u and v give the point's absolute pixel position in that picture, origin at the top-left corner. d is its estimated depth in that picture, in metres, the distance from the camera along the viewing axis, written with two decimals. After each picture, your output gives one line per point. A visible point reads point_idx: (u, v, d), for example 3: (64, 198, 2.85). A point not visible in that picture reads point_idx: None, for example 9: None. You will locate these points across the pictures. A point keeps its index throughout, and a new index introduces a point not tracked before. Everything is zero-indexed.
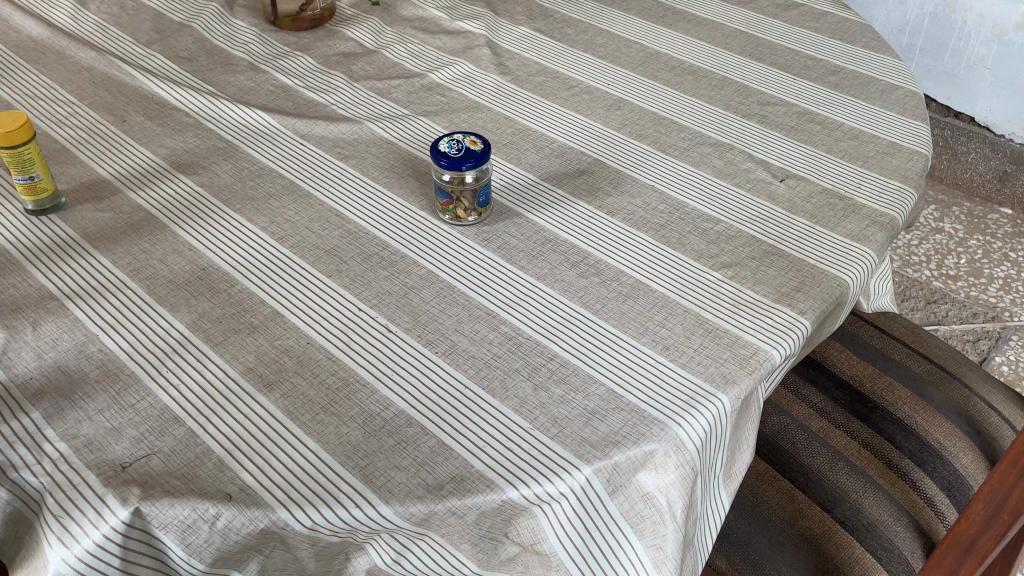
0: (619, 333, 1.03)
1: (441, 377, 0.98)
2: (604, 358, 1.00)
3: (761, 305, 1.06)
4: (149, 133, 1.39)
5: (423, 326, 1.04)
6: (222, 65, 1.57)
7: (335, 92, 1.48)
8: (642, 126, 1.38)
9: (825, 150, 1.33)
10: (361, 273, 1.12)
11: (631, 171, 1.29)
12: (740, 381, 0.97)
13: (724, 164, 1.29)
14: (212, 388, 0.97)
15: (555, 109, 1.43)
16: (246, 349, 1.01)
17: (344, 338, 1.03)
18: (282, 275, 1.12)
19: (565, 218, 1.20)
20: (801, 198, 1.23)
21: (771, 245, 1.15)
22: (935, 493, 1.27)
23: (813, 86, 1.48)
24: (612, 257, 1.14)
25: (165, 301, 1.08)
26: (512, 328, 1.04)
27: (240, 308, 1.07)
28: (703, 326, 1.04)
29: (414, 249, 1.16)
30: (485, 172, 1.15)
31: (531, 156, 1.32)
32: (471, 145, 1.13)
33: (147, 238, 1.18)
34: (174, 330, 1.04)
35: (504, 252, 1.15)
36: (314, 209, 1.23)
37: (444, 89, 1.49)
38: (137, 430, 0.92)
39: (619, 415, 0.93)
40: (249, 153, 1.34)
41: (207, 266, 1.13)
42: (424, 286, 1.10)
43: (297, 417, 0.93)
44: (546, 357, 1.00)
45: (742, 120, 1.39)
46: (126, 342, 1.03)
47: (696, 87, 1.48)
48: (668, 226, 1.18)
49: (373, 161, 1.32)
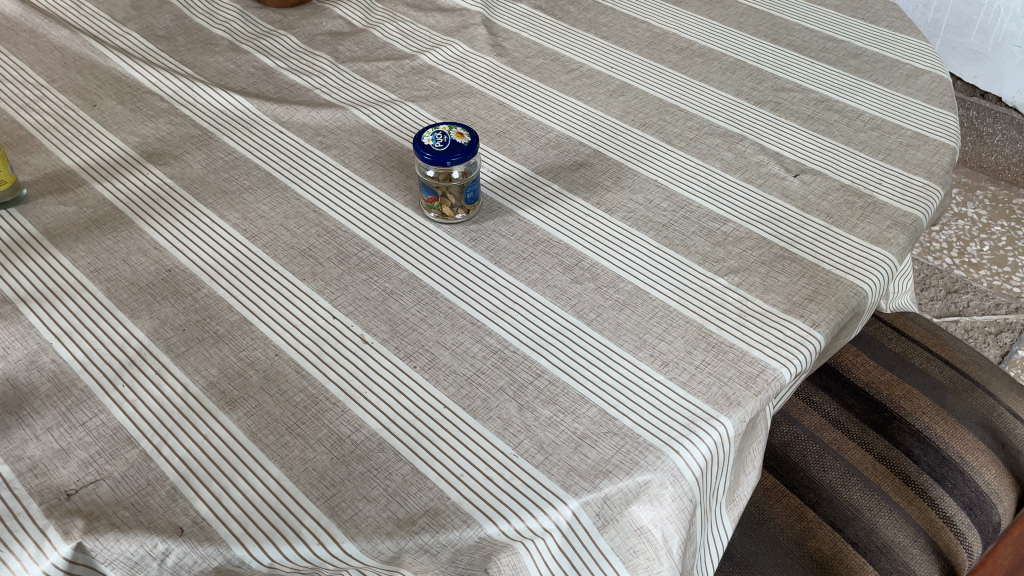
0: (614, 347, 0.94)
1: (418, 394, 0.90)
2: (597, 374, 0.91)
3: (770, 316, 0.97)
4: (120, 119, 1.31)
5: (401, 336, 0.96)
6: (202, 45, 1.48)
7: (320, 75, 1.39)
8: (646, 113, 1.29)
9: (844, 142, 1.23)
10: (337, 276, 1.04)
11: (632, 164, 1.19)
12: (745, 403, 0.88)
13: (733, 157, 1.20)
14: (171, 405, 0.90)
15: (552, 94, 1.33)
16: (210, 362, 0.94)
17: (316, 350, 0.95)
18: (252, 277, 1.04)
19: (559, 217, 1.11)
20: (817, 195, 1.14)
21: (783, 248, 1.06)
22: (955, 512, 1.18)
23: (831, 71, 1.37)
24: (609, 260, 1.05)
25: (125, 305, 1.01)
26: (498, 339, 0.95)
27: (206, 315, 0.99)
28: (705, 339, 0.95)
29: (396, 250, 1.07)
30: (474, 167, 1.06)
31: (525, 147, 1.23)
32: (458, 139, 1.05)
33: (111, 234, 1.10)
34: (134, 339, 0.97)
35: (492, 254, 1.06)
36: (291, 205, 1.14)
37: (436, 72, 1.39)
38: (87, 453, 0.85)
39: (611, 440, 0.85)
40: (224, 141, 1.26)
41: (174, 267, 1.05)
42: (405, 291, 1.02)
43: (259, 440, 0.86)
44: (534, 373, 0.91)
45: (754, 108, 1.29)
46: (81, 352, 0.95)
47: (705, 72, 1.38)
48: (671, 226, 1.09)
49: (356, 151, 1.23)
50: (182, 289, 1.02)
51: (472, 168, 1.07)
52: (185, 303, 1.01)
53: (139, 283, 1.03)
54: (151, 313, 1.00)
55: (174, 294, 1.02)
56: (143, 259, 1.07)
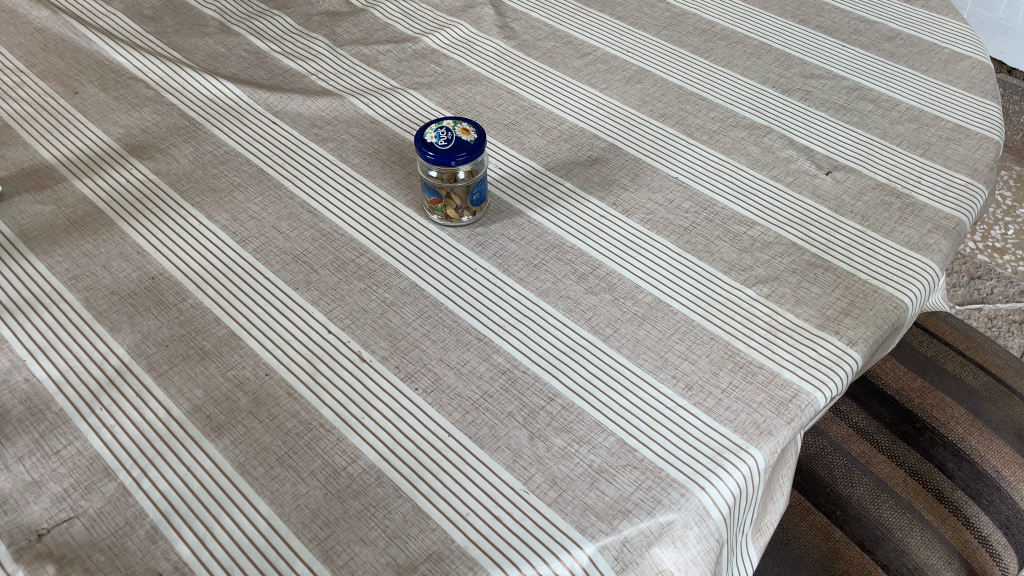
0: (633, 367, 0.87)
1: (420, 421, 0.83)
2: (614, 399, 0.84)
3: (802, 333, 0.90)
4: (103, 108, 1.22)
5: (402, 354, 0.89)
6: (191, 26, 1.39)
7: (316, 60, 1.30)
8: (665, 103, 1.20)
9: (879, 135, 1.14)
10: (333, 285, 0.96)
11: (651, 160, 1.11)
12: (777, 432, 0.81)
13: (760, 152, 1.11)
14: (152, 431, 0.83)
15: (564, 82, 1.24)
16: (195, 382, 0.87)
17: (309, 369, 0.88)
18: (241, 286, 0.97)
19: (572, 220, 1.03)
20: (851, 195, 1.05)
21: (814, 255, 0.98)
22: (991, 531, 1.12)
23: (865, 56, 1.28)
24: (627, 269, 0.97)
25: (105, 317, 0.93)
26: (507, 357, 0.88)
27: (192, 329, 0.92)
28: (732, 358, 0.87)
29: (397, 256, 1.00)
30: (480, 166, 0.98)
31: (536, 141, 1.14)
32: (464, 136, 0.96)
33: (91, 237, 1.03)
34: (113, 355, 0.90)
35: (501, 261, 0.99)
36: (284, 204, 1.06)
37: (440, 57, 1.30)
38: (60, 486, 0.78)
39: (630, 474, 0.78)
40: (213, 133, 1.17)
41: (157, 274, 0.98)
42: (406, 303, 0.94)
43: (247, 472, 0.79)
44: (546, 397, 0.84)
45: (782, 97, 1.20)
46: (56, 370, 0.88)
47: (728, 56, 1.28)
48: (693, 230, 1.01)
49: (354, 144, 1.15)
50: (167, 300, 0.95)
51: (479, 167, 0.99)
52: (170, 315, 0.93)
53: (120, 293, 0.96)
54: (133, 325, 0.92)
55: (157, 305, 0.94)
56: (124, 265, 0.99)
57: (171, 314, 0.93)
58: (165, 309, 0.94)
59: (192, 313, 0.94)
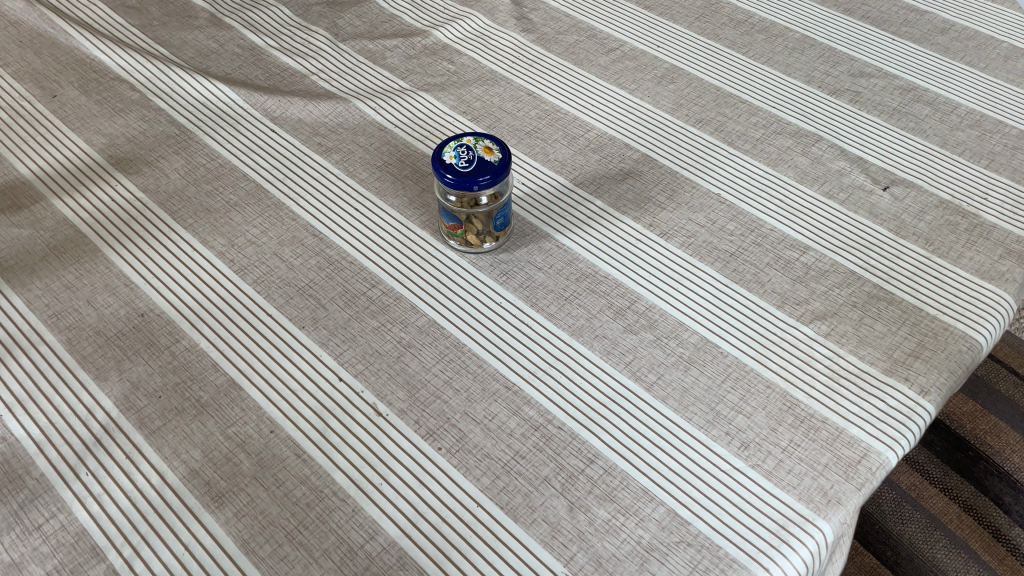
0: (682, 421, 0.78)
1: (446, 488, 0.74)
2: (662, 460, 0.75)
3: (868, 380, 0.81)
4: (83, 113, 1.11)
5: (422, 406, 0.80)
6: (179, 18, 1.27)
7: (317, 57, 1.19)
8: (702, 107, 1.09)
9: (938, 143, 1.04)
10: (343, 324, 0.86)
11: (690, 173, 1.01)
12: (847, 500, 0.72)
13: (809, 164, 1.01)
14: (146, 501, 0.74)
15: (590, 82, 1.13)
16: (191, 441, 0.77)
17: (319, 425, 0.78)
18: (241, 325, 0.87)
19: (606, 244, 0.93)
20: (912, 214, 0.96)
21: (876, 286, 0.88)
22: None
23: (917, 50, 1.17)
24: (669, 302, 0.87)
25: (91, 363, 0.84)
26: (540, 410, 0.79)
27: (188, 376, 0.82)
28: (791, 411, 0.78)
29: (413, 288, 0.90)
30: (505, 190, 0.88)
31: (561, 152, 1.04)
32: (486, 157, 0.86)
33: (73, 267, 0.93)
34: (100, 408, 0.80)
35: (528, 294, 0.89)
36: (286, 227, 0.96)
37: (452, 53, 1.19)
38: (42, 570, 0.69)
39: (685, 553, 0.69)
40: (207, 143, 1.07)
41: (148, 311, 0.88)
42: (425, 344, 0.85)
43: (253, 552, 0.70)
44: (586, 458, 0.75)
45: (830, 100, 1.10)
46: (36, 427, 0.79)
47: (768, 51, 1.18)
48: (740, 256, 0.91)
49: (361, 155, 1.05)
50: (159, 341, 0.85)
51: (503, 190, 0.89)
52: (163, 359, 0.84)
53: (107, 333, 0.86)
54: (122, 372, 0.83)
55: (149, 348, 0.85)
56: (111, 300, 0.89)
57: (164, 358, 0.84)
58: (157, 353, 0.84)
59: (188, 356, 0.84)
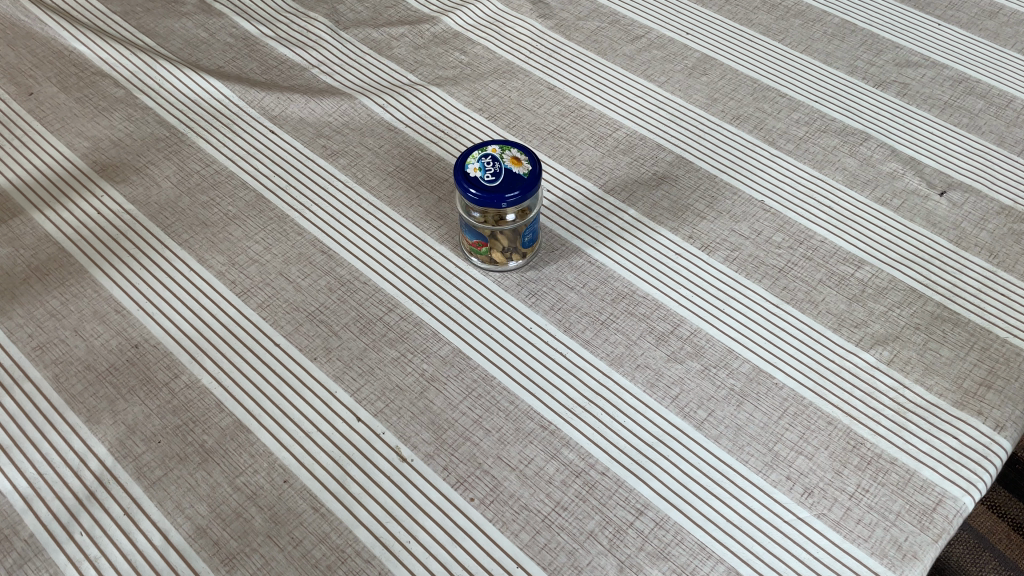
0: (738, 465, 0.71)
1: (481, 546, 0.66)
2: (718, 510, 0.68)
3: (937, 414, 0.74)
4: (63, 113, 1.01)
5: (450, 449, 0.72)
6: (165, 3, 1.17)
7: (317, 47, 1.10)
8: (738, 101, 1.01)
9: (994, 142, 0.96)
10: (359, 354, 0.79)
11: (729, 178, 0.93)
12: (923, 554, 0.65)
13: (857, 166, 0.94)
14: (148, 565, 0.66)
15: (615, 75, 1.05)
16: (196, 494, 0.70)
17: (337, 472, 0.71)
18: (246, 356, 0.79)
19: (643, 260, 0.86)
20: (971, 223, 0.88)
21: (938, 307, 0.81)
22: None
23: (965, 37, 1.09)
24: (715, 326, 0.80)
25: (83, 403, 0.76)
26: (581, 453, 0.72)
27: (189, 417, 0.75)
28: (856, 451, 0.71)
29: (434, 312, 0.82)
30: (535, 205, 0.80)
31: (588, 154, 0.96)
32: (513, 169, 0.78)
33: (58, 291, 0.84)
34: (92, 456, 0.72)
35: (561, 317, 0.81)
36: (291, 243, 0.88)
37: (464, 42, 1.10)
38: None
39: None
40: (201, 147, 0.98)
41: (142, 342, 0.80)
42: (450, 376, 0.77)
43: None
44: (634, 509, 0.68)
45: (875, 93, 1.02)
46: (22, 479, 0.71)
47: (806, 38, 1.09)
48: (789, 272, 0.84)
49: (370, 159, 0.96)
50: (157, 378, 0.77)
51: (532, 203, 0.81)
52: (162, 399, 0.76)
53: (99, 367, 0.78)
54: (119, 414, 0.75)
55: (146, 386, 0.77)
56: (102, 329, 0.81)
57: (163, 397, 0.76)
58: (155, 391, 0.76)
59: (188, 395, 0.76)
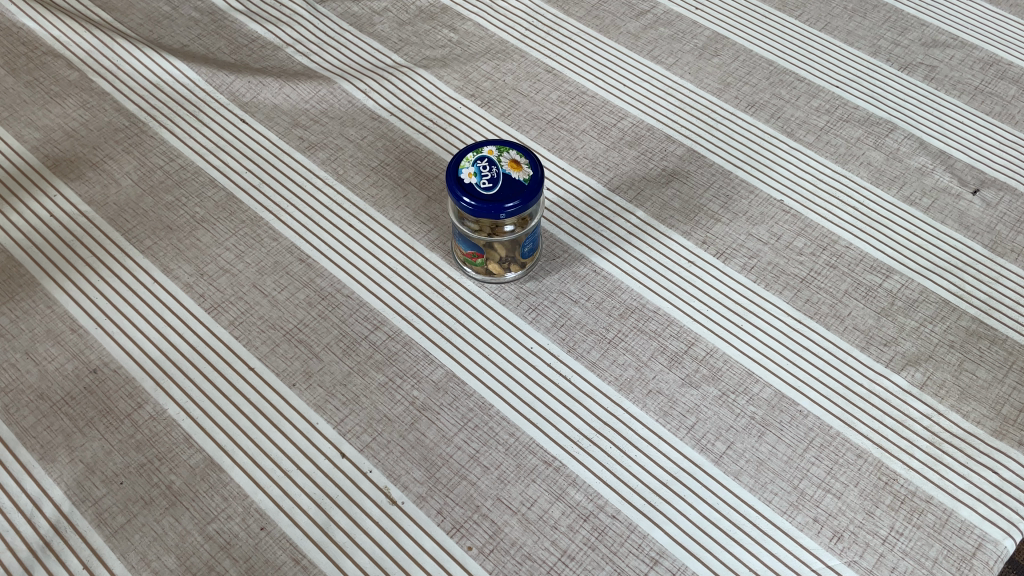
0: (761, 506, 0.64)
1: None
2: (740, 558, 0.62)
3: (976, 445, 0.68)
4: (10, 99, 0.92)
5: (445, 489, 0.65)
6: None
7: (292, 23, 1.00)
8: (753, 86, 0.93)
9: None
10: (342, 379, 0.71)
11: (746, 174, 0.85)
12: None
13: (883, 161, 0.86)
14: None
15: (619, 56, 0.96)
16: (163, 545, 0.63)
17: (320, 518, 0.64)
18: (217, 382, 0.71)
19: (653, 268, 0.79)
20: (1007, 225, 0.82)
21: (973, 321, 0.75)
22: None
23: (994, 13, 1.01)
24: (733, 345, 0.74)
25: (35, 439, 0.68)
26: (589, 493, 0.65)
27: (155, 454, 0.67)
28: (889, 489, 0.65)
29: (425, 329, 0.75)
30: (535, 214, 0.72)
31: (591, 146, 0.88)
32: (512, 175, 0.70)
33: (7, 308, 0.76)
34: (47, 500, 0.65)
35: (564, 335, 0.74)
36: (266, 251, 0.80)
37: (454, 17, 1.01)
38: None
39: None
40: (165, 139, 0.89)
41: (102, 365, 0.72)
42: (444, 404, 0.70)
43: None
44: (649, 558, 0.62)
45: (900, 77, 0.94)
46: None
47: (825, 14, 1.01)
48: (812, 283, 0.77)
49: (353, 152, 0.88)
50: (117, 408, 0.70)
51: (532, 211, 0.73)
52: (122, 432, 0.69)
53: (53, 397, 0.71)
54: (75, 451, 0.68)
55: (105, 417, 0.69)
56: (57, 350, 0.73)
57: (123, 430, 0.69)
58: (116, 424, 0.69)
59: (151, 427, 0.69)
